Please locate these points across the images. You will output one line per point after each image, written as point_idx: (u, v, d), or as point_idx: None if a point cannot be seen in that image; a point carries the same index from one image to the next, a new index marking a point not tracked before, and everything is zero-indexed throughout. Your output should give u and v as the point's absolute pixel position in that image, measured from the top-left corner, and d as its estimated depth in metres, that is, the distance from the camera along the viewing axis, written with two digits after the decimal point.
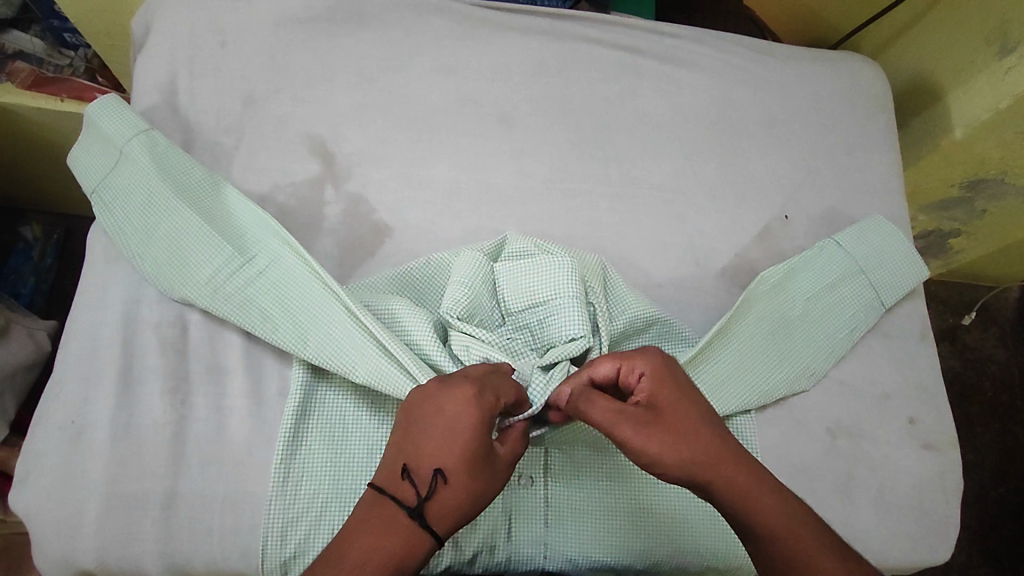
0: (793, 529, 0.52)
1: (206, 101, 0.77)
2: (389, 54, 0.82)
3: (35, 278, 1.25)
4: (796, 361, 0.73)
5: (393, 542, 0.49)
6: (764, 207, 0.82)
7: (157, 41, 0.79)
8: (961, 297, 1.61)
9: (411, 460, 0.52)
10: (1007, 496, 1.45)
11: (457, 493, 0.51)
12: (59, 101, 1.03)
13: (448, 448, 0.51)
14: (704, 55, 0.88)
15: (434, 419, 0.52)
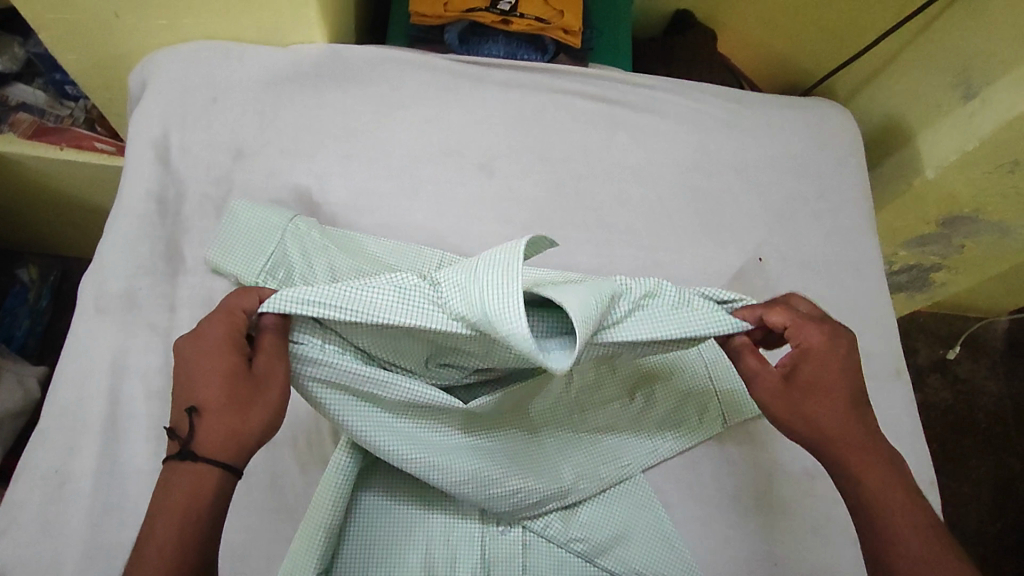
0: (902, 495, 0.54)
1: (197, 154, 0.80)
2: (374, 107, 0.86)
3: (29, 321, 1.27)
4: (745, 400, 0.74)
5: (175, 498, 0.48)
6: (738, 249, 0.84)
7: (152, 96, 0.83)
8: (950, 328, 1.63)
9: (185, 399, 0.51)
10: (1006, 532, 1.44)
11: (216, 424, 0.50)
12: (59, 150, 1.07)
13: (197, 382, 0.51)
14: (677, 103, 0.92)
15: (182, 356, 0.52)
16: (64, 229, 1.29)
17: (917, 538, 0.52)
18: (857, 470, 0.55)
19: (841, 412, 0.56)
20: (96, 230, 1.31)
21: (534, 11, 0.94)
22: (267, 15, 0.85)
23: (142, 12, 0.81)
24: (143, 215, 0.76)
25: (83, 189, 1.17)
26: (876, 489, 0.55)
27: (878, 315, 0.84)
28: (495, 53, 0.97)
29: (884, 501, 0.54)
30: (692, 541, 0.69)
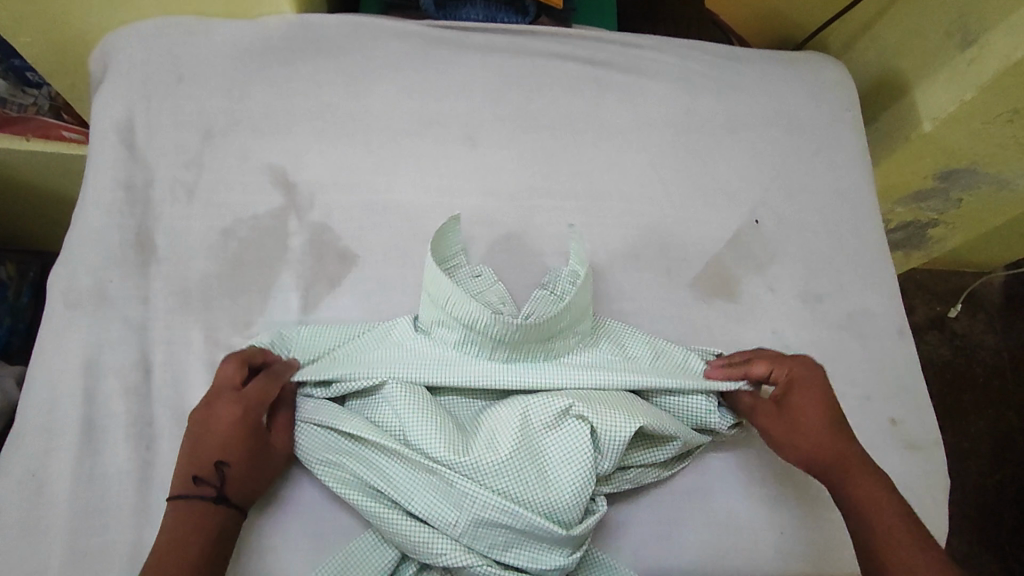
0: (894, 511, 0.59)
1: (164, 136, 0.76)
2: (348, 78, 0.81)
3: (10, 318, 1.21)
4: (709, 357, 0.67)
5: (190, 526, 0.57)
6: (733, 211, 0.82)
7: (113, 77, 0.78)
8: (947, 283, 1.61)
9: (198, 470, 0.58)
10: (1006, 484, 1.45)
11: (257, 479, 0.60)
12: (25, 141, 1.02)
13: (216, 439, 0.59)
14: (665, 62, 0.88)
15: (208, 415, 0.61)
16: (39, 221, 1.24)
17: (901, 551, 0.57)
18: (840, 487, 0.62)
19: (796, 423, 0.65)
20: (68, 223, 1.27)
21: None
22: None
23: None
24: (111, 204, 0.72)
25: (53, 180, 1.12)
26: (854, 511, 0.61)
27: (880, 274, 0.82)
28: (473, 18, 0.93)
29: (870, 519, 0.59)
30: (698, 515, 0.67)
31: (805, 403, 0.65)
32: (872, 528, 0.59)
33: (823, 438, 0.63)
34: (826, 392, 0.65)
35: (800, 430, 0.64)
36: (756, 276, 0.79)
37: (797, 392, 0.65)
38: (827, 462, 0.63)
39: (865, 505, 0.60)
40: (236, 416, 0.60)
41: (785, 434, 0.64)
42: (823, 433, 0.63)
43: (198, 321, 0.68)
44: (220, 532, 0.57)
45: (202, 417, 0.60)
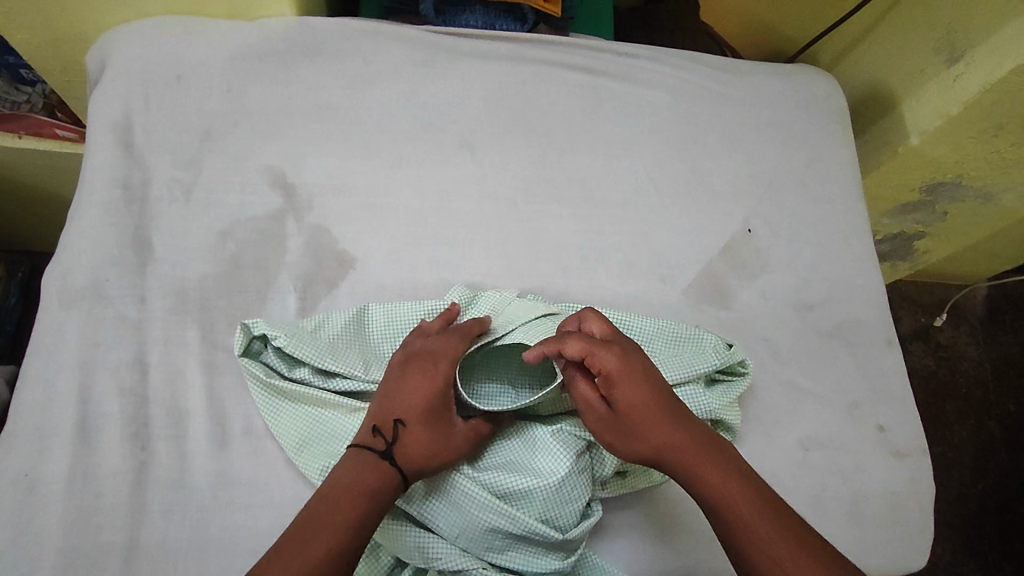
0: (774, 512, 0.57)
1: (162, 136, 0.76)
2: (348, 82, 0.82)
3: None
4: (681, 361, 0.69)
5: (377, 477, 0.56)
6: (726, 220, 0.83)
7: (113, 77, 0.79)
8: (932, 295, 1.64)
9: (401, 415, 0.59)
10: (988, 492, 1.48)
11: (420, 449, 0.58)
12: (16, 138, 1.01)
13: (418, 407, 0.59)
14: (661, 71, 0.89)
15: (418, 381, 0.60)
16: (31, 220, 1.23)
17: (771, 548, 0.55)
18: (693, 476, 0.59)
19: (664, 422, 0.59)
20: (58, 222, 1.26)
21: None
22: None
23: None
24: (108, 203, 0.72)
25: (46, 178, 1.11)
26: (706, 491, 0.58)
27: (868, 283, 0.83)
28: (473, 24, 0.90)
29: (717, 505, 0.57)
30: (691, 519, 0.68)
31: (631, 403, 0.59)
32: (726, 513, 0.57)
33: (676, 432, 0.59)
34: (646, 388, 0.59)
35: (644, 430, 0.59)
36: (748, 285, 0.80)
37: (622, 388, 0.59)
38: (668, 450, 0.59)
39: (720, 491, 0.57)
40: (439, 374, 0.60)
41: (642, 432, 0.59)
42: (666, 432, 0.59)
43: (194, 322, 0.68)
44: (381, 493, 0.56)
45: (417, 370, 0.60)
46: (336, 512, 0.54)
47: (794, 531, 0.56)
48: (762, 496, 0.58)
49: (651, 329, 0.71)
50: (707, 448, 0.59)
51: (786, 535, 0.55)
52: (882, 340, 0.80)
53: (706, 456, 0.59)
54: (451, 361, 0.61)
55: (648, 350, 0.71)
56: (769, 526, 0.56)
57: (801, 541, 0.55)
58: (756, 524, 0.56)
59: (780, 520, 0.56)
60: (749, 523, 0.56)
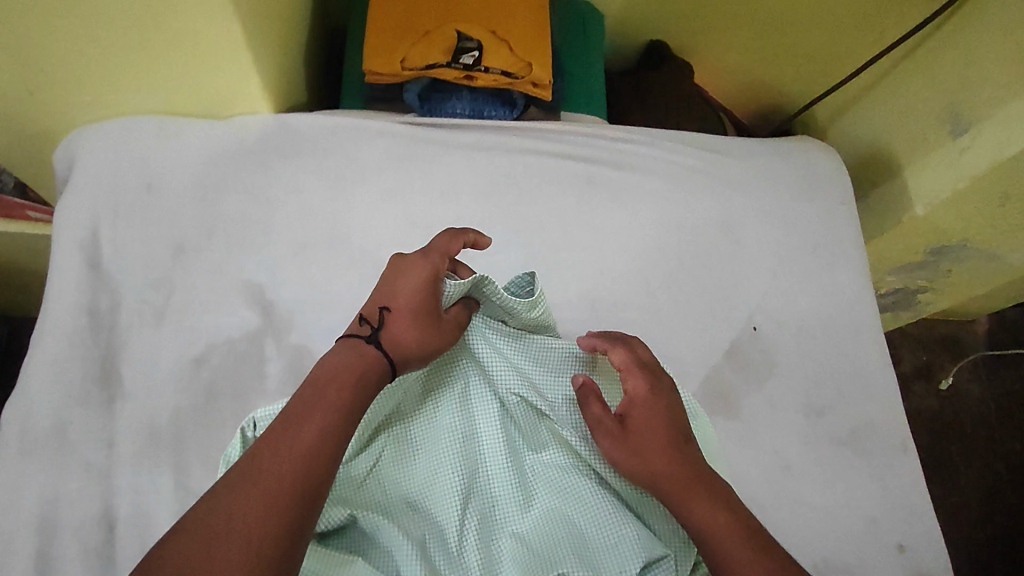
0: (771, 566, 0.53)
1: (131, 253, 0.72)
2: (329, 183, 0.78)
3: None
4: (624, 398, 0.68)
5: (362, 357, 0.58)
6: (730, 319, 0.79)
7: (77, 187, 0.74)
8: (932, 332, 1.61)
9: (388, 304, 0.63)
10: (996, 536, 1.44)
11: (407, 342, 0.61)
12: None
13: (410, 296, 0.63)
14: (658, 157, 0.85)
15: (405, 278, 0.64)
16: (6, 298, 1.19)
17: None
18: (685, 507, 0.57)
19: (672, 447, 0.59)
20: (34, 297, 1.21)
21: (499, 64, 0.84)
22: (198, 79, 0.75)
23: (60, 79, 0.73)
24: (73, 332, 0.67)
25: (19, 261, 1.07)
26: (700, 524, 0.56)
27: (881, 381, 0.79)
28: (459, 111, 0.87)
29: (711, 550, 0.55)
30: None
31: (647, 424, 0.61)
32: (712, 542, 0.55)
33: (682, 460, 0.59)
34: (664, 416, 0.61)
35: (647, 449, 0.60)
36: (754, 390, 0.76)
37: (636, 409, 0.62)
38: (668, 471, 0.58)
39: (707, 522, 0.56)
40: (428, 265, 0.64)
41: (643, 452, 0.60)
42: (668, 455, 0.59)
43: (166, 462, 0.64)
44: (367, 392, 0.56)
45: (405, 275, 0.64)
46: (299, 428, 0.50)
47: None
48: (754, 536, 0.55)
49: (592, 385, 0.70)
50: (706, 481, 0.58)
51: None
52: (897, 445, 0.76)
53: (703, 488, 0.57)
54: (442, 257, 0.65)
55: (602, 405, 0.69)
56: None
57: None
58: (747, 573, 0.52)
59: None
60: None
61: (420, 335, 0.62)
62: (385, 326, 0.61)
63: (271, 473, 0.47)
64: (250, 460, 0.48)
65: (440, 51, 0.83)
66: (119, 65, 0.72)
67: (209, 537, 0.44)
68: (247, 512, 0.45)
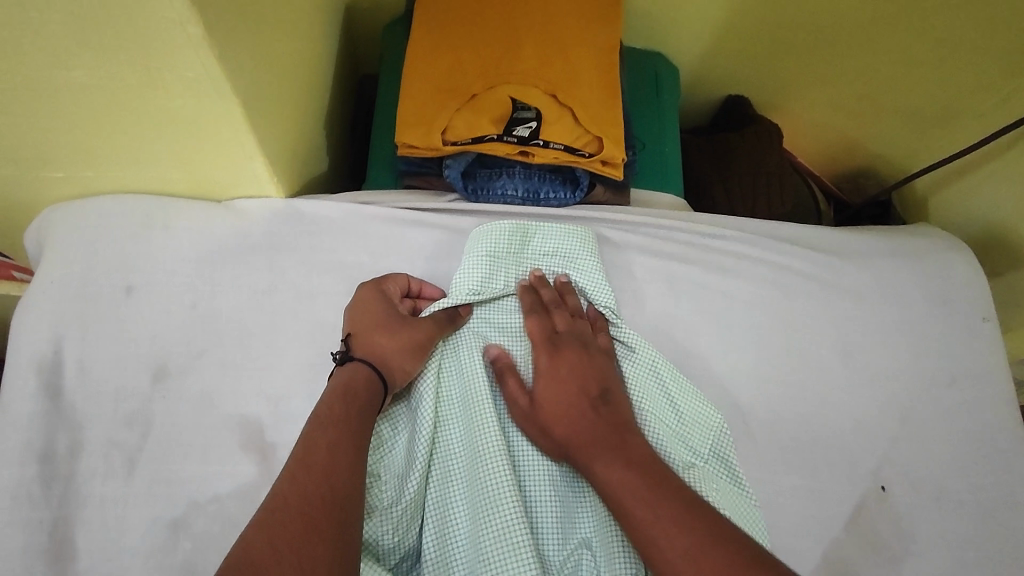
0: (645, 473, 0.51)
1: (101, 375, 0.58)
2: (349, 285, 0.63)
3: None
4: (664, 389, 0.62)
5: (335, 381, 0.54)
6: (853, 476, 0.61)
7: (40, 286, 0.60)
8: None
9: (359, 325, 0.58)
10: None
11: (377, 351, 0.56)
12: None
13: (372, 313, 0.58)
14: (756, 259, 0.69)
15: (370, 298, 0.59)
16: None
17: (644, 507, 0.49)
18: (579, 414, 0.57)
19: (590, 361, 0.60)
20: None
21: (560, 137, 0.69)
22: (189, 159, 0.60)
23: (25, 155, 0.59)
24: (15, 487, 0.53)
25: None
26: (575, 441, 0.55)
27: None
28: (511, 193, 0.71)
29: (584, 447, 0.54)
30: None
31: (565, 334, 0.62)
32: (583, 450, 0.54)
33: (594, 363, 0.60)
34: (581, 335, 0.62)
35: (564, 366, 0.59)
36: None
37: (561, 316, 0.63)
38: (583, 377, 0.59)
39: (582, 436, 0.55)
40: (383, 288, 0.60)
41: (563, 360, 0.60)
42: (579, 374, 0.59)
43: None
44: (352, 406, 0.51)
45: (372, 295, 0.60)
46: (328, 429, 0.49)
47: (678, 497, 0.49)
48: (605, 425, 0.55)
49: (651, 351, 0.63)
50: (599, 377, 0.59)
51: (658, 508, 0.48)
52: None
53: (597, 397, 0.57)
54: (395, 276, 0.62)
55: (660, 393, 0.61)
56: (640, 493, 0.50)
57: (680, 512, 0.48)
58: (624, 495, 0.50)
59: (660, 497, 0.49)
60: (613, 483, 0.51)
61: (392, 335, 0.57)
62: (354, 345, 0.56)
63: (331, 438, 0.48)
64: (310, 447, 0.47)
65: (490, 121, 0.69)
66: (97, 140, 0.58)
67: (292, 509, 0.43)
68: (310, 482, 0.45)
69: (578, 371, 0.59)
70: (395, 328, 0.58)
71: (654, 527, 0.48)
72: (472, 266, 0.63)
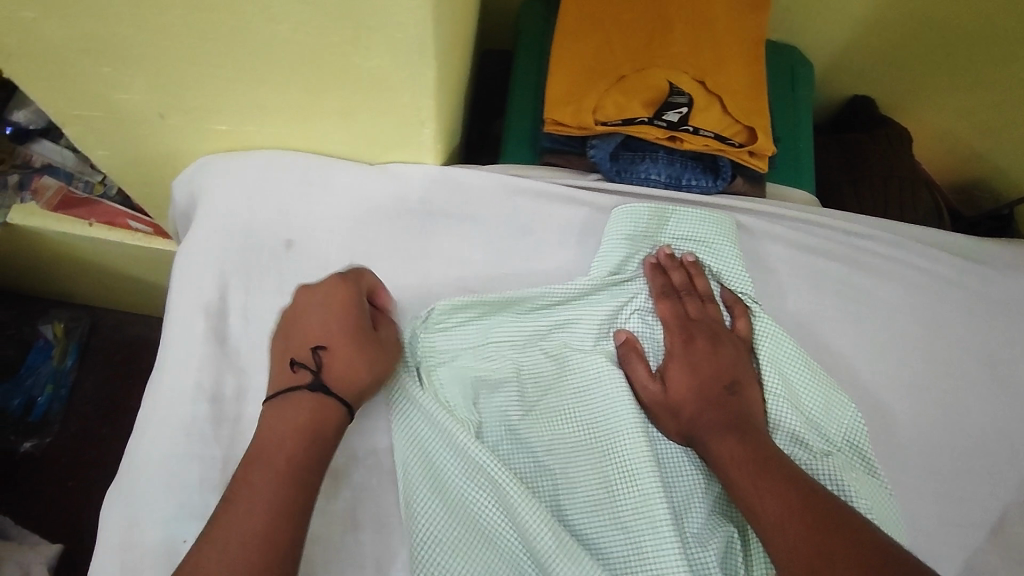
0: (768, 469, 0.52)
1: (264, 324, 0.60)
2: (499, 257, 0.64)
3: (51, 384, 1.16)
4: (800, 377, 0.60)
5: (313, 415, 0.50)
6: (993, 486, 0.62)
7: (204, 233, 0.62)
8: None
9: (307, 340, 0.53)
10: None
11: (342, 373, 0.52)
12: (86, 225, 0.98)
13: (332, 330, 0.53)
14: (903, 263, 0.68)
15: (313, 314, 0.54)
16: (107, 289, 1.19)
17: (762, 502, 0.50)
18: (705, 401, 0.57)
19: (721, 349, 0.60)
20: (123, 291, 1.20)
21: (710, 126, 0.69)
22: (358, 119, 0.61)
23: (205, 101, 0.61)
24: (192, 424, 0.55)
25: (117, 261, 1.07)
26: (697, 427, 0.56)
27: None
28: (654, 177, 0.71)
29: (703, 433, 0.56)
30: None
31: (695, 320, 0.61)
32: (698, 436, 0.56)
33: (724, 352, 0.59)
34: (712, 322, 0.61)
35: (696, 354, 0.59)
36: None
37: (691, 300, 0.62)
38: (713, 366, 0.59)
39: (696, 424, 0.56)
40: (343, 303, 0.55)
41: (693, 347, 0.60)
42: (709, 362, 0.59)
43: None
44: (317, 445, 0.49)
45: (318, 309, 0.54)
46: (259, 470, 0.47)
47: (802, 494, 0.50)
48: (733, 418, 0.56)
49: (789, 339, 0.61)
50: (730, 366, 0.59)
51: (775, 505, 0.49)
52: None
53: (725, 387, 0.58)
54: (359, 282, 0.56)
55: (796, 380, 0.60)
56: (758, 487, 0.51)
57: (800, 509, 0.49)
58: (742, 485, 0.52)
59: (779, 496, 0.50)
60: (729, 473, 0.53)
61: (353, 355, 0.53)
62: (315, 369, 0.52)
63: (271, 474, 0.47)
64: (237, 492, 0.46)
65: (641, 104, 0.69)
66: (277, 97, 0.59)
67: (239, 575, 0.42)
68: (257, 523, 0.44)
69: (712, 359, 0.59)
70: (376, 352, 0.54)
71: (766, 516, 0.49)
72: (612, 247, 0.63)
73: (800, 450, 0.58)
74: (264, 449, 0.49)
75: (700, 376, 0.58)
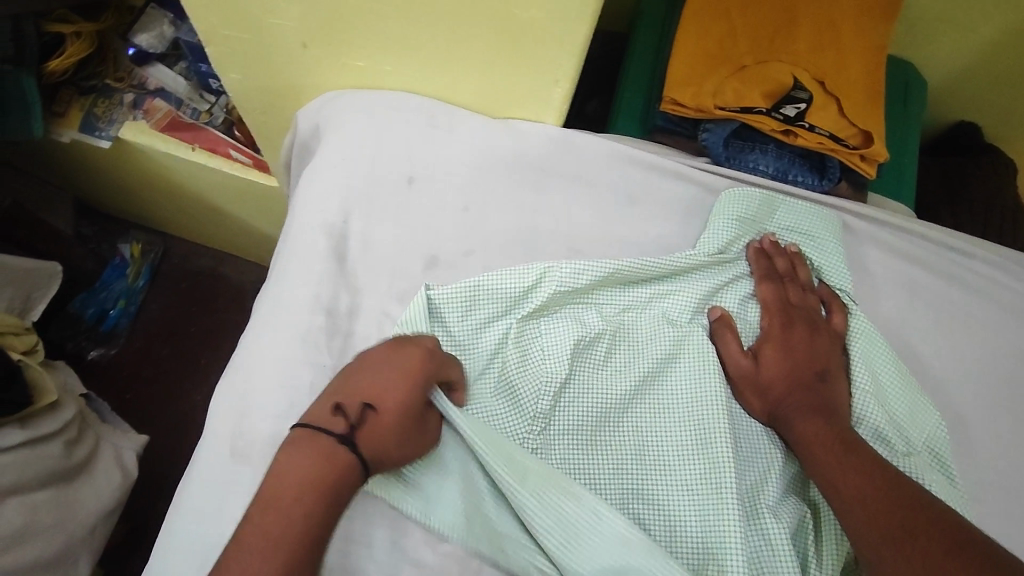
0: (852, 448, 0.53)
1: (380, 251, 0.63)
2: (607, 221, 0.66)
3: (123, 299, 1.22)
4: (889, 377, 0.61)
5: (335, 467, 0.47)
6: None
7: (333, 160, 0.66)
8: None
9: (373, 396, 0.51)
10: None
11: (384, 444, 0.50)
12: (189, 150, 0.99)
13: (397, 395, 0.51)
14: (1003, 284, 0.68)
15: (389, 369, 0.52)
16: (189, 219, 1.24)
17: (843, 475, 0.51)
18: (794, 382, 0.59)
19: (816, 337, 0.61)
20: (204, 223, 1.24)
21: (827, 124, 0.69)
22: (494, 70, 0.63)
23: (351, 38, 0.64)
24: (308, 333, 0.59)
25: (207, 192, 1.10)
26: (781, 405, 0.58)
27: None
28: (762, 168, 0.72)
29: (785, 410, 0.58)
30: None
31: (794, 307, 0.63)
32: (782, 412, 0.58)
33: (819, 341, 0.61)
34: (811, 311, 0.63)
35: (793, 338, 0.61)
36: None
37: (793, 287, 0.64)
38: (806, 351, 0.61)
39: (779, 402, 0.58)
40: (424, 368, 0.53)
41: (789, 331, 0.62)
42: (803, 347, 0.61)
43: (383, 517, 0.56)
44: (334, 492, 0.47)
45: (401, 370, 0.53)
46: (286, 500, 0.45)
47: (885, 474, 0.51)
48: (820, 402, 0.58)
49: (881, 339, 0.62)
50: (824, 354, 0.61)
51: (854, 479, 0.51)
52: None
53: (816, 372, 0.60)
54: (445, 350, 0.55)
55: (886, 380, 0.61)
56: (838, 461, 0.52)
57: (882, 486, 0.50)
58: (823, 458, 0.53)
59: (862, 472, 0.51)
60: (808, 447, 0.55)
61: (400, 436, 0.51)
62: (356, 425, 0.50)
63: (277, 526, 0.44)
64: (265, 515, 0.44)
65: (761, 95, 0.70)
66: (425, 40, 0.62)
67: None
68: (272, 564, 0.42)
69: (807, 345, 0.61)
70: (414, 440, 0.52)
71: (845, 487, 0.51)
72: (719, 228, 0.65)
73: (883, 447, 0.59)
74: (284, 480, 0.46)
75: (793, 358, 0.60)
